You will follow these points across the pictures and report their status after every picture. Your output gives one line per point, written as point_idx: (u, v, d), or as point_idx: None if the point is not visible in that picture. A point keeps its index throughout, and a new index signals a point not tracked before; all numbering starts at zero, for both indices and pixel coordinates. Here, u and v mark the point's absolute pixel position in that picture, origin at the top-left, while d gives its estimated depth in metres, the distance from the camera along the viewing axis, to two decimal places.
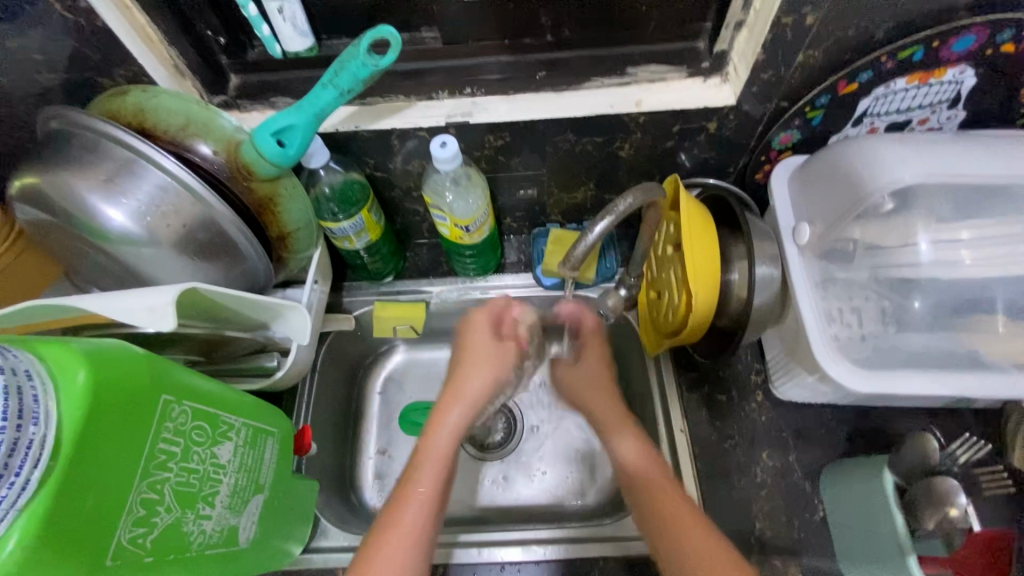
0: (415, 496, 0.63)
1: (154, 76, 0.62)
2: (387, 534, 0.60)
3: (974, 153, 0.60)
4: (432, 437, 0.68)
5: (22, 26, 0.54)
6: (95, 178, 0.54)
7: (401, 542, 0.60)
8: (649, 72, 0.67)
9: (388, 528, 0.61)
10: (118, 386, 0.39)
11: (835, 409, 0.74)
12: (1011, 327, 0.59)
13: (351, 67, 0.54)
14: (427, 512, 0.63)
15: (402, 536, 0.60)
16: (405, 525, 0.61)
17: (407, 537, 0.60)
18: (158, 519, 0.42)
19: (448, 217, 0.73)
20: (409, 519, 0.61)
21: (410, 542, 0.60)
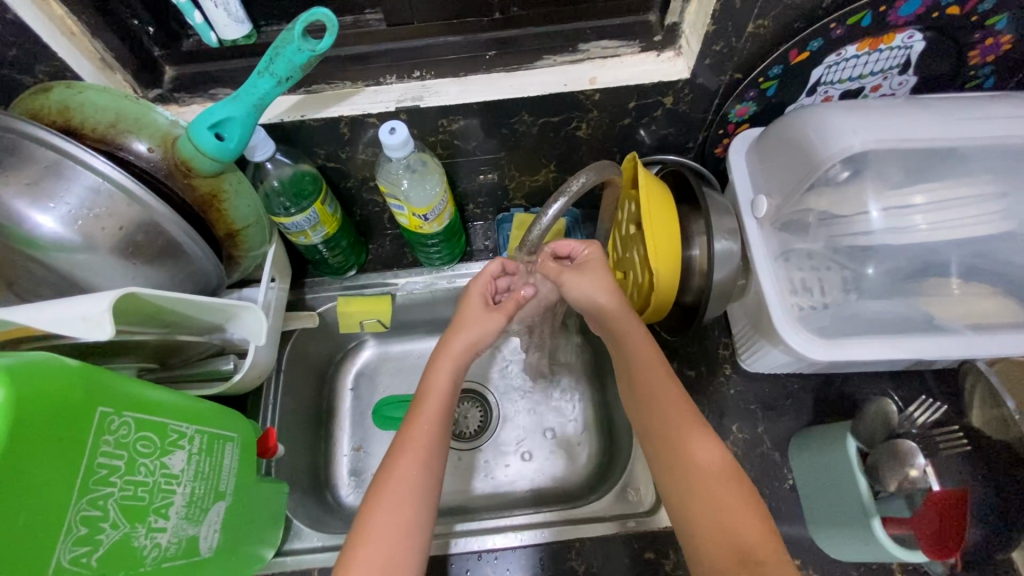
0: (409, 453, 0.60)
1: (78, 70, 0.58)
2: (380, 499, 0.58)
3: (926, 116, 0.59)
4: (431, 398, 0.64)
5: None
6: (18, 181, 0.51)
7: (396, 506, 0.57)
8: (601, 49, 0.65)
9: (385, 483, 0.59)
10: (47, 401, 0.37)
11: (801, 378, 0.75)
12: (963, 288, 0.61)
13: (286, 52, 0.52)
14: (420, 466, 0.60)
15: (401, 491, 0.58)
16: (400, 480, 0.59)
17: (405, 492, 0.58)
18: (103, 536, 0.41)
19: (405, 207, 0.71)
20: (403, 475, 0.59)
21: (410, 497, 0.58)
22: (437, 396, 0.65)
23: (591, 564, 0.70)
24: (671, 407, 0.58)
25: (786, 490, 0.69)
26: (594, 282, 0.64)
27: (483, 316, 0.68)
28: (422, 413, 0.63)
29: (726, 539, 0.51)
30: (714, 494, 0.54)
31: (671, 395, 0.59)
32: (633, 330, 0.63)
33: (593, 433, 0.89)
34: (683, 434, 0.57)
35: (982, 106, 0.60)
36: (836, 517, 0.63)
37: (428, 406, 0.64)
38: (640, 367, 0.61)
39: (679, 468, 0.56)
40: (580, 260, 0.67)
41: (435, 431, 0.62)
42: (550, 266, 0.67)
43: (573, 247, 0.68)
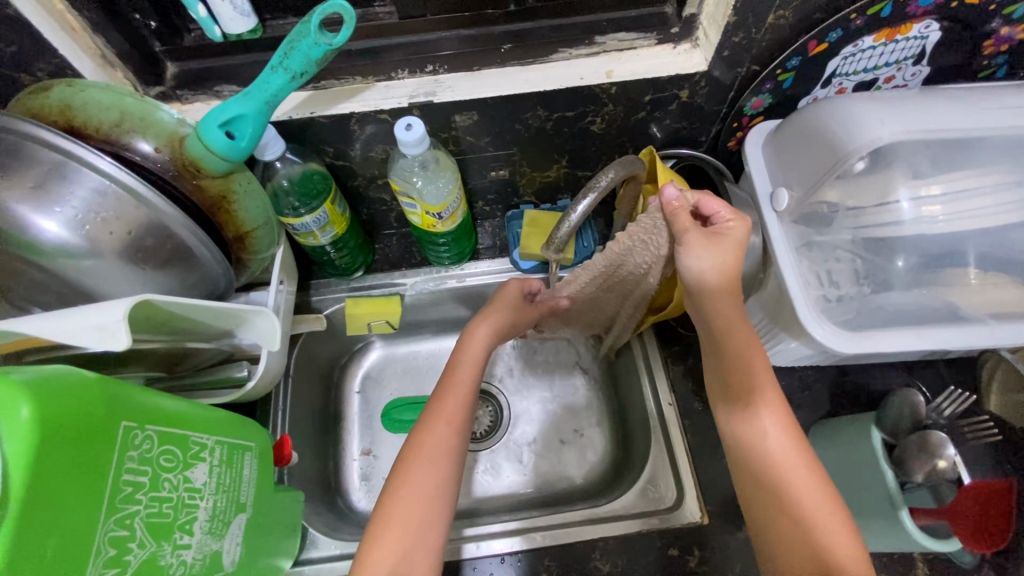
0: (443, 418, 0.63)
1: (78, 67, 0.55)
2: (415, 459, 0.60)
3: (945, 107, 0.59)
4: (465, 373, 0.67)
5: None
6: (21, 186, 0.48)
7: (431, 468, 0.60)
8: (617, 41, 0.64)
9: (418, 449, 0.61)
10: (69, 418, 0.35)
11: (818, 370, 0.75)
12: (982, 278, 0.60)
13: (302, 47, 0.50)
14: (454, 431, 0.63)
15: (432, 455, 0.61)
16: (435, 442, 0.61)
17: (437, 458, 0.61)
18: (131, 557, 0.39)
19: (418, 205, 0.69)
20: (439, 438, 0.62)
21: (441, 461, 0.61)
22: (470, 373, 0.67)
23: (616, 563, 0.70)
24: (767, 406, 0.57)
25: None
26: (723, 258, 0.57)
27: (526, 299, 0.75)
28: (455, 386, 0.66)
29: (808, 552, 0.52)
30: (799, 503, 0.54)
31: (768, 395, 0.57)
32: (736, 328, 0.58)
33: (606, 431, 0.88)
34: (773, 436, 0.56)
35: (998, 96, 0.60)
36: (860, 507, 0.63)
37: (461, 379, 0.67)
38: (734, 364, 0.59)
39: (766, 471, 0.56)
40: (718, 228, 0.58)
41: (467, 405, 0.65)
42: (682, 217, 0.56)
43: (719, 211, 0.58)
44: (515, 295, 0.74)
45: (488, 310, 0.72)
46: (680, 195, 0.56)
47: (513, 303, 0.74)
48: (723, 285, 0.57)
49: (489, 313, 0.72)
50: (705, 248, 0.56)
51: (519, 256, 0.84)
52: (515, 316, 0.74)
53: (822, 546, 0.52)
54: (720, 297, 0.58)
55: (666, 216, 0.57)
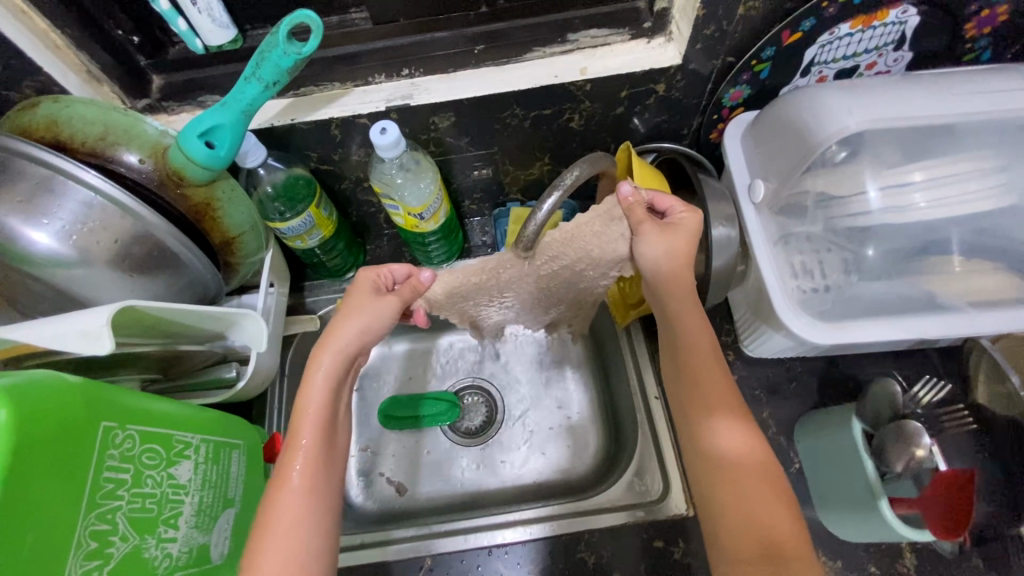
0: (289, 476, 0.53)
1: (65, 84, 0.57)
2: (261, 536, 0.50)
3: (922, 93, 0.59)
4: (307, 416, 0.55)
5: None
6: (10, 200, 0.51)
7: (282, 541, 0.50)
8: (590, 38, 0.65)
9: (267, 525, 0.51)
10: (46, 420, 0.37)
11: (805, 361, 0.75)
12: (966, 265, 0.60)
13: (271, 57, 0.52)
14: (307, 487, 0.53)
15: (290, 535, 0.50)
16: (284, 508, 0.51)
17: (293, 534, 0.50)
18: (113, 549, 0.41)
19: (401, 207, 0.71)
20: (286, 502, 0.51)
21: (294, 530, 0.50)
22: (316, 413, 0.55)
23: (601, 553, 0.72)
24: (718, 400, 0.57)
25: (793, 474, 0.70)
26: (679, 246, 0.60)
27: (372, 314, 0.59)
28: (297, 442, 0.54)
29: (756, 533, 0.51)
30: (746, 484, 0.53)
31: (717, 384, 0.58)
32: (691, 324, 0.61)
33: (598, 426, 0.89)
34: (723, 427, 0.56)
35: (978, 80, 0.59)
36: (843, 498, 0.63)
37: (305, 433, 0.54)
38: (686, 359, 0.60)
39: (712, 460, 0.56)
40: (672, 219, 0.61)
41: (319, 453, 0.54)
42: (637, 212, 0.60)
43: (673, 205, 0.61)
44: (358, 322, 0.59)
45: (323, 343, 0.57)
46: (635, 191, 0.60)
47: (355, 331, 0.58)
48: (675, 273, 0.61)
49: (327, 345, 0.58)
50: (660, 238, 0.59)
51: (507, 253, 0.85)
52: (363, 337, 0.59)
53: (767, 534, 0.51)
54: (675, 287, 0.61)
55: (623, 212, 0.60)
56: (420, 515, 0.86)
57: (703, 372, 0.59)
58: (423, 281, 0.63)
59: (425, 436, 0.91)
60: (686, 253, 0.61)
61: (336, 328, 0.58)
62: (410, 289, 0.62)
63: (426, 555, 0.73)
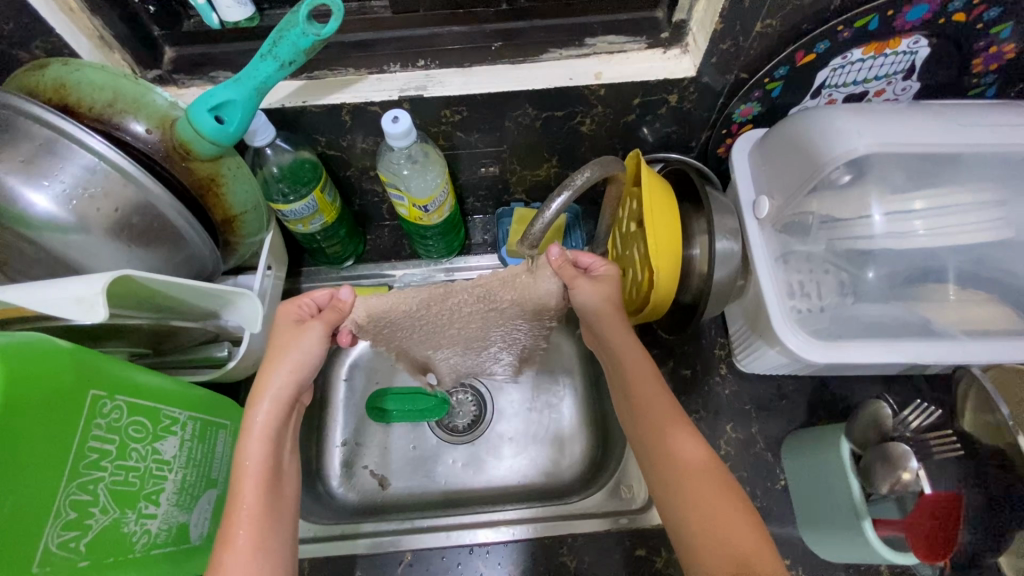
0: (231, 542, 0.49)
1: (75, 47, 0.57)
2: None
3: (929, 121, 0.60)
4: (244, 473, 0.52)
5: None
6: (12, 159, 0.50)
7: None
8: (607, 44, 0.65)
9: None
10: (35, 383, 0.36)
11: (796, 379, 0.76)
12: (960, 294, 0.61)
13: (290, 36, 0.51)
14: (253, 548, 0.49)
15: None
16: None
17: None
18: (93, 521, 0.40)
19: (406, 197, 0.70)
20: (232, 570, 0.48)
21: None
22: (253, 470, 0.52)
23: (583, 558, 0.71)
24: (660, 412, 0.57)
25: (778, 490, 0.70)
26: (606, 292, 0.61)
27: (303, 351, 0.56)
28: (241, 495, 0.51)
29: (723, 548, 0.50)
30: (709, 498, 0.53)
31: (663, 404, 0.58)
32: (626, 344, 0.61)
33: (587, 433, 0.89)
34: (672, 440, 0.56)
35: (982, 113, 0.60)
36: (827, 519, 0.63)
37: (248, 486, 0.51)
38: (630, 383, 0.60)
39: (668, 475, 0.55)
40: (597, 273, 0.62)
41: (263, 507, 0.51)
42: (568, 270, 0.60)
43: (593, 260, 0.63)
44: (287, 363, 0.55)
45: (255, 392, 0.55)
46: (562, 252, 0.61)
47: (285, 374, 0.55)
48: (611, 313, 0.61)
49: (260, 392, 0.55)
50: (593, 292, 0.60)
51: (507, 253, 0.85)
52: (296, 376, 0.56)
53: (734, 550, 0.50)
54: (607, 318, 0.61)
55: (554, 271, 0.60)
56: (401, 510, 0.86)
57: (642, 387, 0.59)
58: (343, 299, 0.58)
59: (412, 430, 0.90)
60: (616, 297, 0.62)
61: (266, 373, 0.55)
62: (333, 311, 0.58)
63: (405, 549, 0.72)
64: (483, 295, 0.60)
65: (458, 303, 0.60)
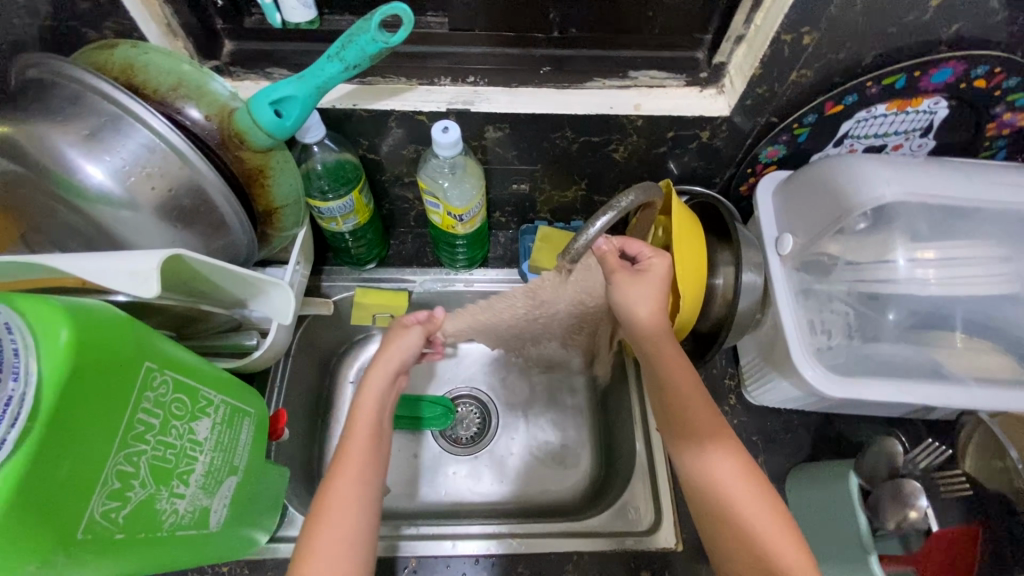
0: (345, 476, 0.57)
1: (145, 32, 0.59)
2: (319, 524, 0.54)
3: (948, 177, 0.64)
4: (359, 423, 0.60)
5: None
6: (77, 132, 0.51)
7: (337, 528, 0.54)
8: (649, 78, 0.69)
9: (321, 515, 0.54)
10: (100, 349, 0.37)
11: (802, 415, 0.78)
12: (967, 342, 0.64)
13: (359, 42, 0.53)
14: (360, 484, 0.57)
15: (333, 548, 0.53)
16: (341, 500, 0.55)
17: (339, 545, 0.53)
18: (132, 493, 0.40)
19: (442, 205, 0.73)
20: (343, 496, 0.56)
21: (349, 519, 0.55)
22: (367, 421, 0.60)
23: None
24: (707, 429, 0.60)
25: None
26: (647, 297, 0.62)
27: (403, 347, 0.66)
28: (348, 461, 0.58)
29: (761, 557, 0.54)
30: (747, 508, 0.56)
31: (704, 416, 0.60)
32: (672, 355, 0.62)
33: (591, 454, 0.89)
34: (716, 459, 0.58)
35: (995, 174, 0.64)
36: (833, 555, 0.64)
37: (354, 454, 0.58)
38: (671, 394, 0.62)
39: (708, 486, 0.58)
40: (642, 266, 0.64)
41: (370, 452, 0.59)
42: (611, 260, 0.64)
43: (642, 251, 0.65)
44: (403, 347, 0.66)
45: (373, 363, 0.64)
46: (609, 241, 0.64)
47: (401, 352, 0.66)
48: (654, 317, 0.62)
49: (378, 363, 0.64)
50: (630, 286, 0.62)
51: (528, 268, 0.87)
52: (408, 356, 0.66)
53: (771, 555, 0.54)
54: (649, 325, 0.62)
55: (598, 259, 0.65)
56: (400, 518, 0.85)
57: (685, 399, 0.61)
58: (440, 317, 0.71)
59: (417, 439, 0.90)
60: (660, 296, 0.63)
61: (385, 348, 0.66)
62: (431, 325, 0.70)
63: (409, 556, 0.71)
64: (532, 297, 0.71)
65: (510, 306, 0.73)
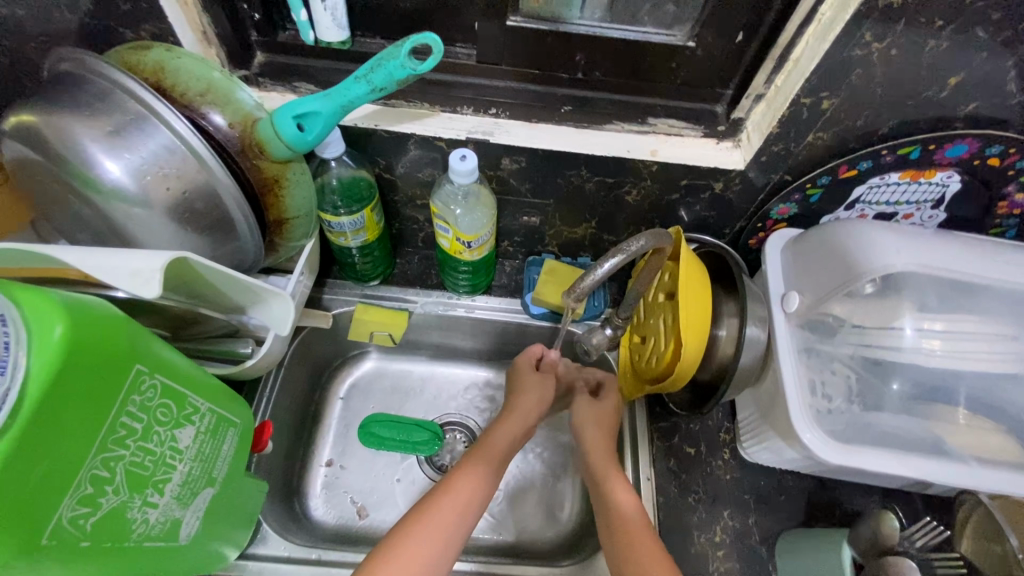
0: (444, 502, 0.64)
1: (181, 37, 0.61)
2: (404, 540, 0.60)
3: (959, 253, 0.64)
4: (481, 454, 0.70)
5: None
6: (100, 127, 0.52)
7: (422, 545, 0.60)
8: (667, 126, 0.70)
9: (408, 533, 0.60)
10: (92, 348, 0.36)
11: (797, 477, 0.76)
12: (970, 419, 0.63)
13: (387, 66, 0.54)
14: (454, 513, 0.63)
15: (414, 553, 0.59)
16: (435, 522, 0.62)
17: (419, 560, 0.59)
18: (104, 500, 0.39)
19: (452, 230, 0.73)
20: (436, 521, 0.62)
21: (438, 539, 0.61)
22: (487, 455, 0.70)
23: None
24: (604, 464, 0.70)
25: None
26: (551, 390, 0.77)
27: (529, 395, 0.76)
28: (452, 491, 0.65)
29: None
30: (633, 546, 0.61)
31: (604, 462, 0.70)
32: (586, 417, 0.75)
33: (577, 496, 0.87)
34: (614, 496, 0.66)
35: (1005, 252, 0.65)
36: None
37: (457, 487, 0.65)
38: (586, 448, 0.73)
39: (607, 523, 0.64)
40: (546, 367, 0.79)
41: (480, 483, 0.67)
42: (525, 363, 0.79)
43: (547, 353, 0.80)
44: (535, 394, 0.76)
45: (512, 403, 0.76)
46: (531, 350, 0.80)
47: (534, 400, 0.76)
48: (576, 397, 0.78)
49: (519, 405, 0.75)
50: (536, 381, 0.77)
51: (531, 300, 0.87)
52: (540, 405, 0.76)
53: None
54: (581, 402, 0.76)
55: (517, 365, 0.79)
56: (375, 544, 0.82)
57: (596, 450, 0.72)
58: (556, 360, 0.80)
59: (401, 463, 0.88)
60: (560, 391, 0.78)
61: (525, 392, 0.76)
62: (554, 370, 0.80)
63: None
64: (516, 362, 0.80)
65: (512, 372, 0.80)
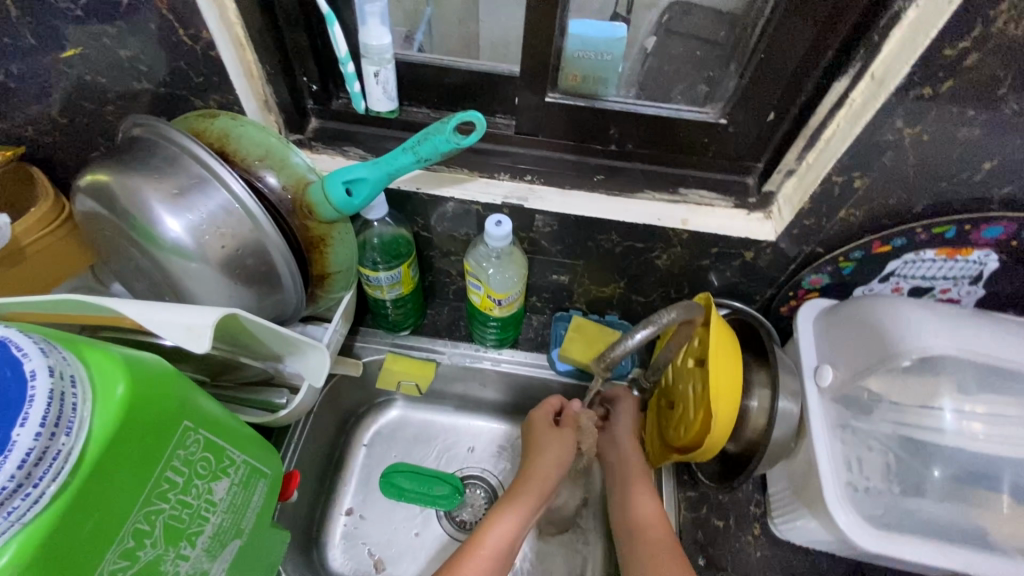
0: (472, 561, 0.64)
1: (244, 106, 0.66)
2: None
3: (1003, 337, 0.62)
4: (507, 505, 0.70)
5: (126, 34, 0.58)
6: (167, 189, 0.56)
7: None
8: (698, 197, 0.71)
9: None
10: (147, 407, 0.39)
11: (832, 558, 0.73)
12: (1017, 510, 0.60)
13: (434, 140, 0.57)
14: None
15: None
16: None
17: None
18: (142, 553, 0.40)
19: (483, 287, 0.75)
20: None
21: None
22: (514, 508, 0.70)
23: None
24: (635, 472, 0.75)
25: None
26: (568, 443, 0.77)
27: (551, 451, 0.76)
28: (474, 555, 0.64)
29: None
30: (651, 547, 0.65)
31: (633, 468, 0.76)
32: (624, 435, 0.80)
33: (600, 565, 0.83)
34: (640, 500, 0.71)
35: None
36: None
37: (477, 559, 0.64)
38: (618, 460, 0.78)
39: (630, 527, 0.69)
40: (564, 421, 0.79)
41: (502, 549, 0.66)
42: (541, 418, 0.80)
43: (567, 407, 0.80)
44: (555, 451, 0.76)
45: (532, 461, 0.76)
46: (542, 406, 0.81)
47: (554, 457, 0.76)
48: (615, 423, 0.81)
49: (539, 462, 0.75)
50: (550, 438, 0.77)
51: (558, 357, 0.87)
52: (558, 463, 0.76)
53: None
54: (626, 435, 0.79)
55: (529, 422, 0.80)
56: None
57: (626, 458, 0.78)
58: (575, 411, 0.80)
59: (420, 516, 0.88)
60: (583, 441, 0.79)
61: (541, 449, 0.77)
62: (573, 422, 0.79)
63: None
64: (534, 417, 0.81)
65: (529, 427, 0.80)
